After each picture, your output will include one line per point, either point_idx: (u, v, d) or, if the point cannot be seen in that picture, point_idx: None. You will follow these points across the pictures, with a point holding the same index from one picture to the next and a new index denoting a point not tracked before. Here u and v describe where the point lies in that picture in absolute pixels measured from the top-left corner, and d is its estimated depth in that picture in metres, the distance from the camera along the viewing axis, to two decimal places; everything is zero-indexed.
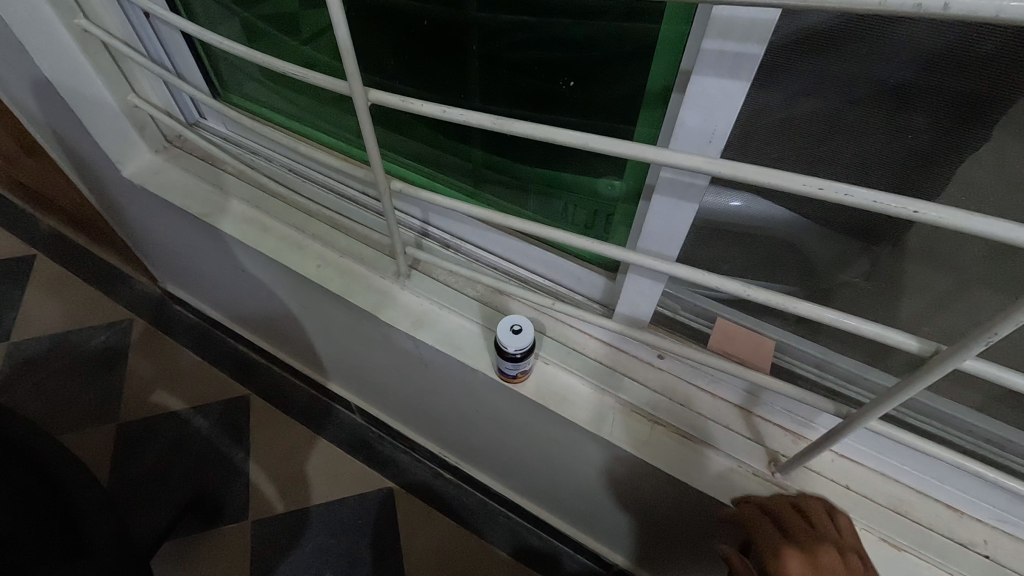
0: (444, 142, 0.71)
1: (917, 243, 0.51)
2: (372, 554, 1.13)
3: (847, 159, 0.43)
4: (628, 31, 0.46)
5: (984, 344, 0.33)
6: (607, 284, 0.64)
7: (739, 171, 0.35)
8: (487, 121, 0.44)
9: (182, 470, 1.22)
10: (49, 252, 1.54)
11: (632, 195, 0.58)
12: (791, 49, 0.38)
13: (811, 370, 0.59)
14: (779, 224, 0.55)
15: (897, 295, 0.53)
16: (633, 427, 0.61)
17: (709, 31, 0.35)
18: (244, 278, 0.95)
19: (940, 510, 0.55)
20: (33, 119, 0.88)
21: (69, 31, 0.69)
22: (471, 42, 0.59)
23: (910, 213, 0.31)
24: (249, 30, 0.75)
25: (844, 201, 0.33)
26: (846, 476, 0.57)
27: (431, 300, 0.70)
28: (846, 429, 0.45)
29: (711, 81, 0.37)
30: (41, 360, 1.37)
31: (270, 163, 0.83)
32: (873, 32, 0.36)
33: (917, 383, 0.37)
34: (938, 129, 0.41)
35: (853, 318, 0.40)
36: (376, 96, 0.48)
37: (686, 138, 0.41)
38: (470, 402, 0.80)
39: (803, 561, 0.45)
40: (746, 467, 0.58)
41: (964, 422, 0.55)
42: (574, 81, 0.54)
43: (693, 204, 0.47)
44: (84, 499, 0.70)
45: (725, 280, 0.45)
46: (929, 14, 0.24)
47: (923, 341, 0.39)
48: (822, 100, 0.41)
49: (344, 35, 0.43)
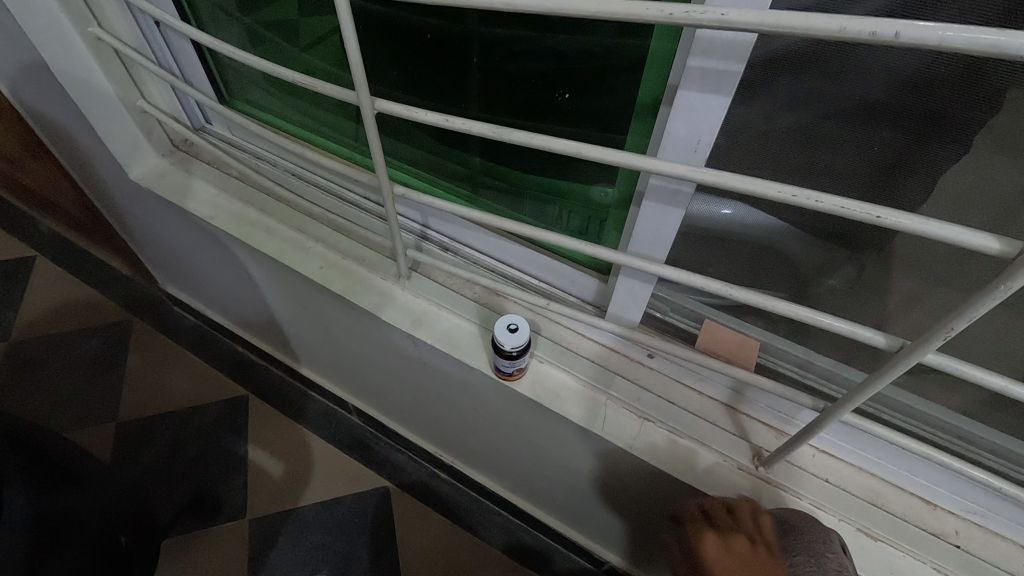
0: (444, 149, 0.73)
1: (903, 251, 0.54)
2: (369, 552, 1.15)
3: (824, 170, 0.46)
4: (620, 47, 0.49)
5: (943, 338, 0.36)
6: (599, 286, 0.67)
7: (721, 179, 0.38)
8: (487, 130, 0.47)
9: (181, 469, 1.23)
10: (49, 253, 1.55)
11: (623, 202, 0.61)
12: (767, 67, 0.41)
13: (793, 370, 0.62)
14: (762, 230, 0.58)
15: (873, 298, 0.56)
16: (624, 423, 0.64)
17: (694, 48, 0.38)
18: (246, 280, 0.97)
19: (915, 503, 0.58)
20: (42, 122, 0.90)
21: (82, 38, 0.71)
22: (472, 54, 0.62)
23: (872, 218, 0.34)
24: (254, 38, 0.78)
25: (814, 207, 0.36)
26: (826, 470, 0.59)
27: (429, 300, 0.72)
28: (823, 421, 0.48)
29: (696, 95, 0.40)
30: (41, 360, 1.39)
31: (274, 167, 0.85)
32: (841, 55, 0.40)
33: (884, 377, 0.40)
34: (903, 145, 0.43)
35: (827, 316, 0.43)
36: (382, 105, 0.51)
37: (673, 148, 0.44)
38: (467, 400, 0.82)
39: (718, 543, 0.52)
40: (730, 460, 0.61)
41: (938, 419, 0.58)
42: (569, 93, 0.57)
43: (680, 210, 0.50)
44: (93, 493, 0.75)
45: (709, 281, 0.48)
46: (882, 40, 0.27)
47: (889, 336, 0.42)
48: (798, 114, 0.44)
49: (353, 48, 0.46)
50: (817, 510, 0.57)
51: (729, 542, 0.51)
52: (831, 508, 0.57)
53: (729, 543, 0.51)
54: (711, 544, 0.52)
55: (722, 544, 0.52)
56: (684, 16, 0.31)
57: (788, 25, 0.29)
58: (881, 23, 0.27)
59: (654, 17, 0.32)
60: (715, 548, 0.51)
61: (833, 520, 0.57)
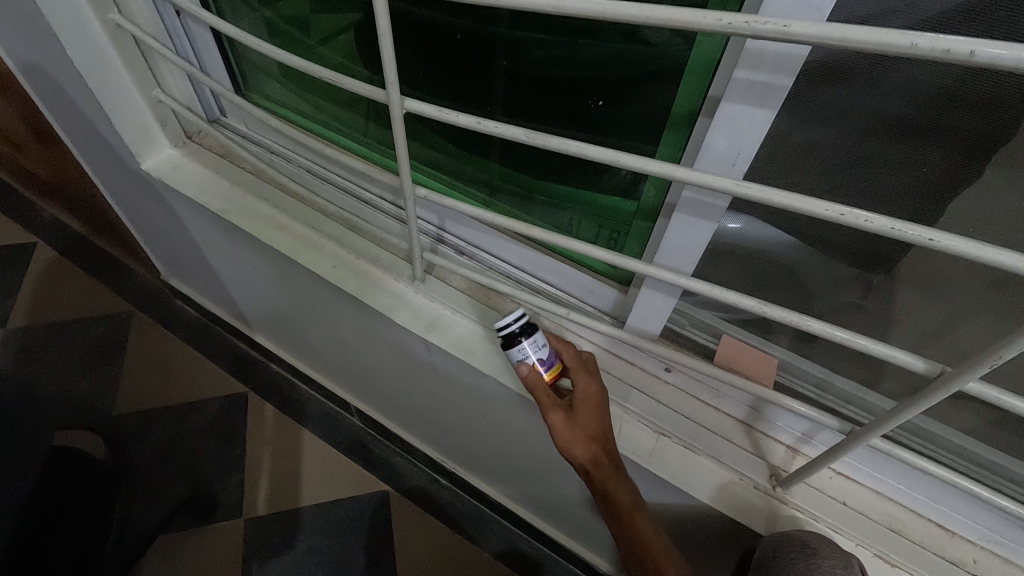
0: (464, 153, 0.72)
1: (910, 272, 0.54)
2: (365, 556, 1.13)
3: (863, 187, 0.46)
4: (658, 55, 0.48)
5: (989, 365, 0.35)
6: (618, 297, 0.66)
7: (765, 194, 0.37)
8: (521, 134, 0.45)
9: (177, 465, 1.21)
10: (49, 241, 1.54)
11: (647, 213, 0.59)
12: (812, 80, 0.41)
13: (812, 390, 0.62)
14: (787, 248, 0.57)
15: (899, 319, 0.56)
16: (639, 437, 0.63)
17: (741, 61, 0.37)
18: (253, 275, 0.96)
19: (933, 530, 0.57)
20: (53, 108, 0.89)
21: (101, 24, 0.71)
22: (500, 57, 0.61)
23: (926, 241, 0.33)
24: (275, 31, 0.76)
25: (863, 226, 0.35)
26: (843, 493, 0.59)
27: (444, 305, 0.71)
28: (850, 445, 0.47)
29: (739, 108, 0.40)
30: (40, 348, 1.37)
31: (288, 162, 0.84)
32: (885, 69, 0.39)
33: (920, 402, 0.40)
34: (950, 166, 0.43)
35: (863, 338, 0.42)
36: (412, 106, 0.50)
37: (711, 160, 0.44)
38: (477, 407, 0.81)
39: (590, 397, 0.58)
40: (747, 480, 0.60)
41: (960, 446, 0.57)
42: (602, 101, 0.56)
43: (712, 224, 0.50)
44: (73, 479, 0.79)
45: (740, 297, 0.47)
46: (955, 59, 0.26)
47: (928, 362, 0.41)
48: (840, 129, 0.44)
49: (387, 45, 0.45)
50: (835, 533, 0.56)
51: (601, 399, 0.58)
52: (848, 532, 0.56)
53: (602, 401, 0.58)
54: (587, 397, 0.58)
55: (595, 399, 0.58)
56: (743, 27, 0.30)
57: (854, 39, 0.28)
58: (954, 41, 0.26)
59: (710, 27, 0.31)
60: (589, 398, 0.58)
61: (850, 544, 0.56)
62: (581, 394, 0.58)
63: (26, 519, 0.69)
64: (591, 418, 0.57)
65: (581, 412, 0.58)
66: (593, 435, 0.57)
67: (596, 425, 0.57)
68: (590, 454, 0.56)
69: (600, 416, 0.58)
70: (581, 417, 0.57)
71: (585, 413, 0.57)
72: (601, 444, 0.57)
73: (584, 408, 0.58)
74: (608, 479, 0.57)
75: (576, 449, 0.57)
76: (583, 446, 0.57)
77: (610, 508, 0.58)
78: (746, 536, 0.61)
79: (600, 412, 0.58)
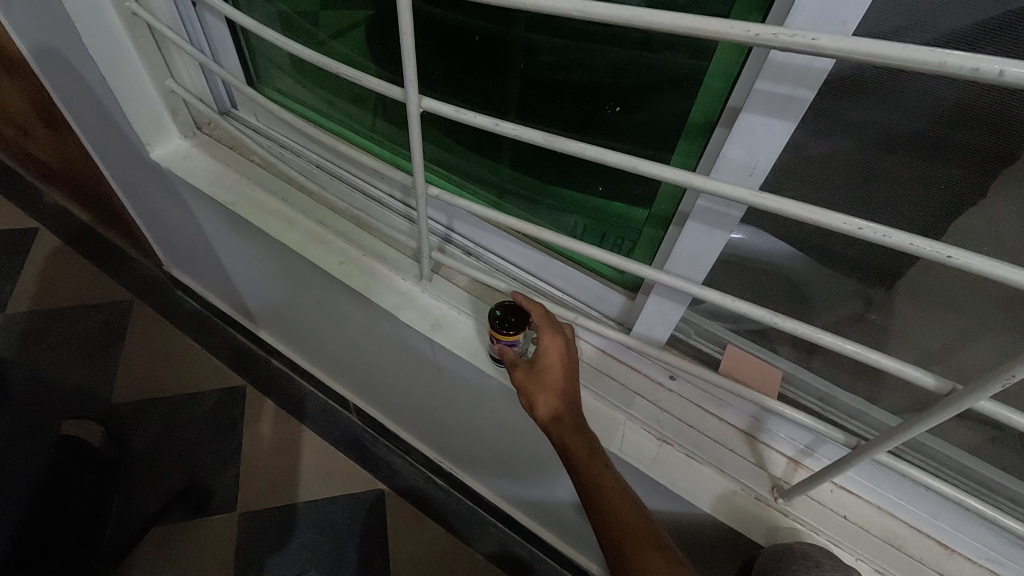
0: (475, 155, 0.72)
1: (918, 277, 0.53)
2: (358, 554, 1.13)
3: (878, 202, 0.46)
4: (678, 64, 0.48)
5: (1001, 384, 0.35)
6: (625, 303, 0.66)
7: (782, 205, 0.37)
8: (538, 137, 0.45)
9: (172, 457, 1.21)
10: (52, 226, 1.53)
11: (659, 221, 0.59)
12: (833, 94, 0.42)
13: (815, 403, 0.62)
14: (794, 261, 0.57)
15: (906, 335, 0.56)
16: (641, 444, 0.63)
17: (763, 73, 0.38)
18: (258, 268, 0.96)
19: (932, 546, 0.57)
20: (64, 93, 0.89)
21: (118, 13, 0.71)
22: (517, 61, 0.61)
23: (943, 257, 0.33)
24: (290, 25, 0.76)
25: (881, 241, 0.35)
26: (844, 506, 0.59)
27: (449, 304, 0.71)
28: (854, 458, 0.47)
29: (759, 119, 0.40)
30: (38, 333, 1.36)
31: (298, 157, 0.84)
32: (903, 84, 0.40)
33: (930, 419, 0.39)
34: (964, 183, 0.43)
35: (875, 352, 0.42)
36: (429, 105, 0.49)
37: (728, 170, 0.44)
38: (478, 408, 0.81)
39: (553, 351, 0.57)
40: (749, 490, 0.60)
41: (960, 463, 0.57)
42: (619, 107, 0.56)
43: (724, 233, 0.50)
44: (74, 467, 0.79)
45: (751, 306, 0.46)
46: (984, 78, 0.26)
47: (939, 379, 0.41)
48: (858, 142, 0.44)
49: (407, 43, 0.44)
50: (834, 546, 0.56)
51: (566, 354, 0.57)
52: (848, 546, 0.56)
53: (567, 355, 0.57)
54: (551, 351, 0.57)
55: (560, 354, 0.57)
56: (770, 39, 0.30)
57: (882, 54, 0.28)
58: (983, 60, 0.26)
59: (737, 37, 0.30)
60: (553, 353, 0.57)
61: (850, 558, 0.56)
62: (543, 350, 0.57)
63: (31, 509, 0.68)
64: (555, 372, 0.57)
65: (545, 366, 0.57)
66: (556, 387, 0.56)
67: (560, 379, 0.56)
68: (551, 408, 0.56)
69: (563, 372, 0.57)
70: (542, 371, 0.57)
71: (545, 369, 0.57)
72: (564, 399, 0.56)
73: (549, 363, 0.57)
74: (567, 434, 0.54)
75: (535, 403, 0.56)
76: (543, 399, 0.56)
77: (573, 467, 0.53)
78: (747, 546, 0.61)
79: (565, 366, 0.57)
